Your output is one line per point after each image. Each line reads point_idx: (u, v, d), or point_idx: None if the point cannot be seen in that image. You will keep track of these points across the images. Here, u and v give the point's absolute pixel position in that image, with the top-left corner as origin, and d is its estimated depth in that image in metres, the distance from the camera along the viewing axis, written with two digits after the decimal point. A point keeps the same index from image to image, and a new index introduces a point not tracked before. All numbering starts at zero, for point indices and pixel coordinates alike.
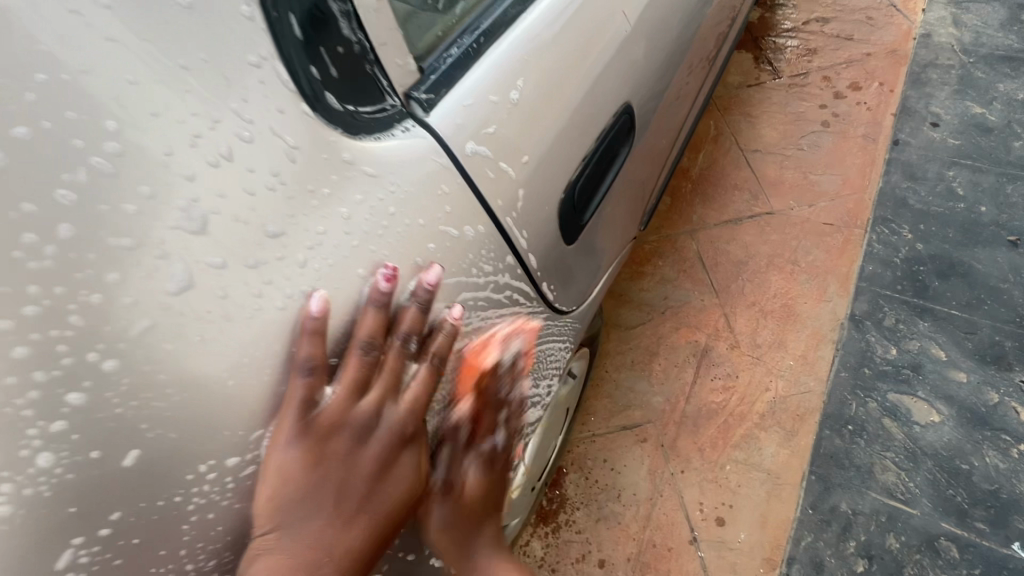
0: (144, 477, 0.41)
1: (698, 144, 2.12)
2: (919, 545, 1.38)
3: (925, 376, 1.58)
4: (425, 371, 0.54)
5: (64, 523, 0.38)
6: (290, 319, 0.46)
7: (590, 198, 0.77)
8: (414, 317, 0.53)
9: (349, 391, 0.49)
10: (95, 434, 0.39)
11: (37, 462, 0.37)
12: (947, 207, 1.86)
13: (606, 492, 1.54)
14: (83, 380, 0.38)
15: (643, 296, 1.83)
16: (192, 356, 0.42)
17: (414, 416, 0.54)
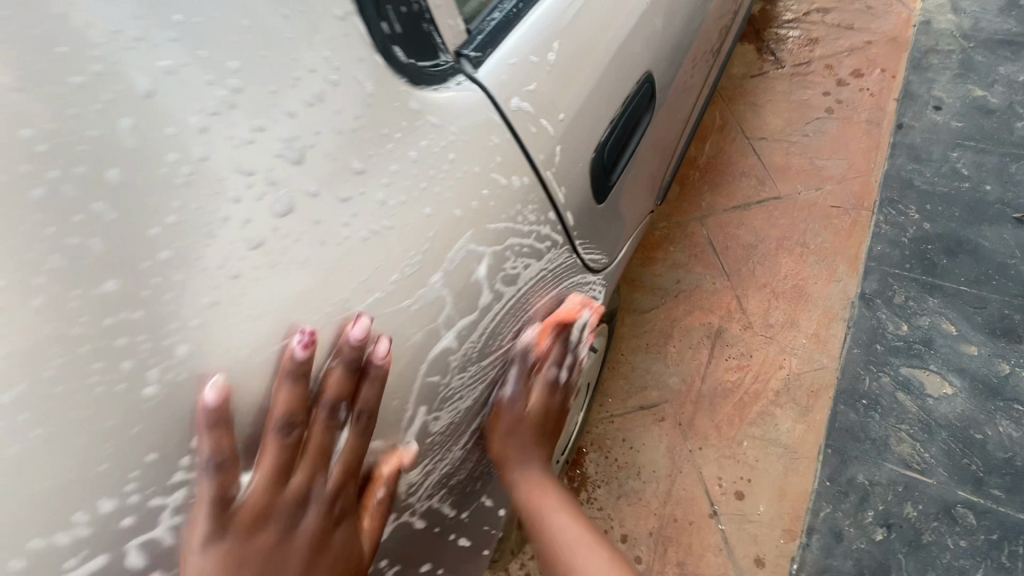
0: (255, 375, 0.46)
1: (705, 134, 2.16)
2: (937, 513, 1.40)
3: (936, 350, 1.61)
4: (353, 436, 0.53)
5: (194, 408, 0.43)
6: (193, 404, 0.43)
7: (615, 161, 0.79)
8: (337, 383, 0.50)
9: (268, 477, 0.48)
10: (222, 331, 0.44)
11: (177, 351, 0.42)
12: (953, 187, 1.90)
13: (626, 470, 1.58)
14: (210, 284, 0.43)
15: (656, 281, 1.87)
16: (292, 273, 0.46)
17: (344, 483, 0.54)
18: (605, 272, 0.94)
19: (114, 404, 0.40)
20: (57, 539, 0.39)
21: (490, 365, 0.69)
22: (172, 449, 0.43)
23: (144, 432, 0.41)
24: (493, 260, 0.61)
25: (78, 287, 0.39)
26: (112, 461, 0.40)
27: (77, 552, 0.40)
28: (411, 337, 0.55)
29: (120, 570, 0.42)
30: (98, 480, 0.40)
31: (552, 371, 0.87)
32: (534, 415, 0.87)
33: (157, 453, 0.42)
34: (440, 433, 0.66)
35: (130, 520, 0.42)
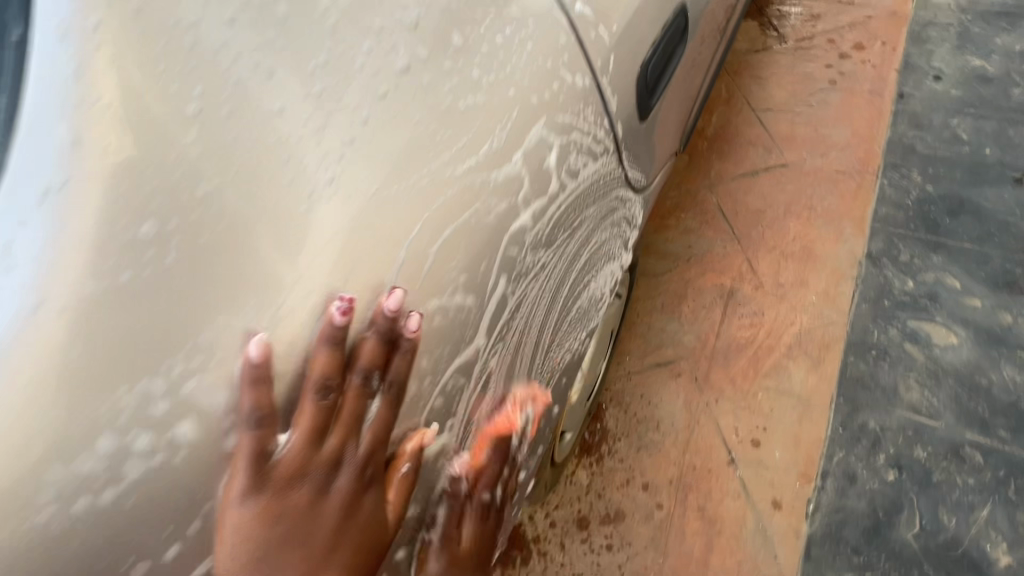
0: (382, 211, 0.49)
1: (712, 106, 2.20)
2: (946, 453, 1.46)
3: (942, 304, 1.67)
4: (387, 407, 0.52)
5: (340, 227, 0.48)
6: (234, 356, 0.44)
7: (659, 79, 0.80)
8: (371, 350, 0.50)
9: (303, 441, 0.48)
10: (361, 161, 0.49)
11: (327, 172, 0.48)
12: (954, 151, 1.96)
13: (645, 424, 1.62)
14: (351, 119, 0.49)
15: (668, 246, 1.91)
16: (410, 125, 0.51)
17: (378, 456, 0.53)
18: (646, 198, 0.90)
19: (281, 208, 0.46)
20: (234, 323, 0.44)
21: (560, 261, 0.67)
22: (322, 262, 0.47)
23: (301, 241, 0.46)
24: (559, 153, 0.61)
25: (251, 110, 0.46)
26: (278, 261, 0.46)
27: (248, 341, 0.44)
28: (494, 209, 0.56)
29: (280, 371, 0.46)
30: (263, 276, 0.45)
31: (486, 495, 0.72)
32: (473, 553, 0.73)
33: (310, 264, 0.47)
34: (519, 328, 0.65)
35: (290, 321, 0.46)
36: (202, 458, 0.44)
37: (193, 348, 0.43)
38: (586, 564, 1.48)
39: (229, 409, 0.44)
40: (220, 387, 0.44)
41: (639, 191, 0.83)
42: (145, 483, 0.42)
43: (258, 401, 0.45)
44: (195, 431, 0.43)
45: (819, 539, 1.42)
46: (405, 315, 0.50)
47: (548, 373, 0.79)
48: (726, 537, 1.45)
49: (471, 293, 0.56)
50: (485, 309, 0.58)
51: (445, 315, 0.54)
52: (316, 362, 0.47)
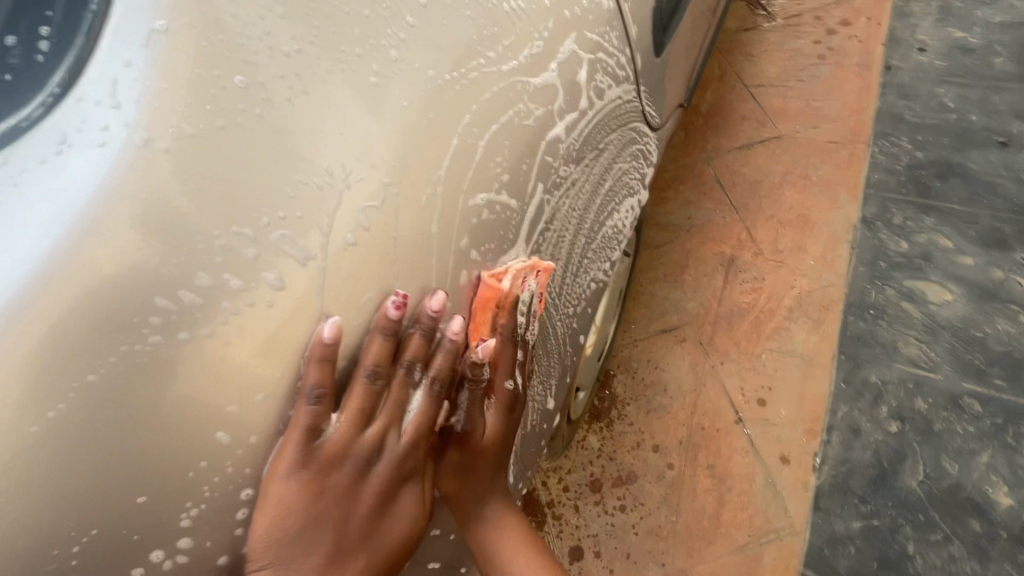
0: (439, 96, 0.52)
1: (705, 83, 2.23)
2: (945, 403, 1.51)
3: (935, 263, 1.72)
4: (425, 401, 0.61)
5: (401, 106, 0.51)
6: (302, 345, 0.50)
7: (671, 17, 0.83)
8: (417, 346, 0.58)
9: (351, 419, 0.55)
10: (418, 47, 0.52)
11: (391, 52, 0.51)
12: (941, 119, 2.02)
13: (653, 388, 1.65)
14: (411, 8, 0.53)
15: (669, 219, 1.94)
16: (460, 20, 0.54)
17: (413, 444, 0.61)
18: (660, 131, 0.93)
19: (350, 79, 0.50)
20: (313, 181, 0.48)
21: (589, 180, 0.70)
22: (383, 138, 0.50)
23: (368, 114, 0.50)
24: (591, 67, 0.63)
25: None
26: (349, 129, 0.49)
27: (327, 200, 0.49)
28: (531, 115, 0.58)
29: (354, 234, 0.50)
30: (337, 141, 0.49)
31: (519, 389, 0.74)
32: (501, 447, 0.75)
33: (375, 137, 0.50)
34: (552, 242, 0.68)
35: (362, 185, 0.50)
36: (283, 311, 0.49)
37: (278, 199, 0.47)
38: (600, 525, 1.50)
39: (309, 263, 0.49)
40: (299, 239, 0.48)
41: (656, 129, 0.87)
42: (238, 323, 0.47)
43: (336, 259, 0.49)
44: (280, 278, 0.48)
45: (827, 491, 1.45)
46: (462, 200, 0.55)
47: (575, 301, 0.82)
48: (737, 492, 1.48)
49: (512, 195, 0.59)
50: (522, 215, 0.61)
51: (492, 213, 0.57)
52: (386, 231, 0.51)
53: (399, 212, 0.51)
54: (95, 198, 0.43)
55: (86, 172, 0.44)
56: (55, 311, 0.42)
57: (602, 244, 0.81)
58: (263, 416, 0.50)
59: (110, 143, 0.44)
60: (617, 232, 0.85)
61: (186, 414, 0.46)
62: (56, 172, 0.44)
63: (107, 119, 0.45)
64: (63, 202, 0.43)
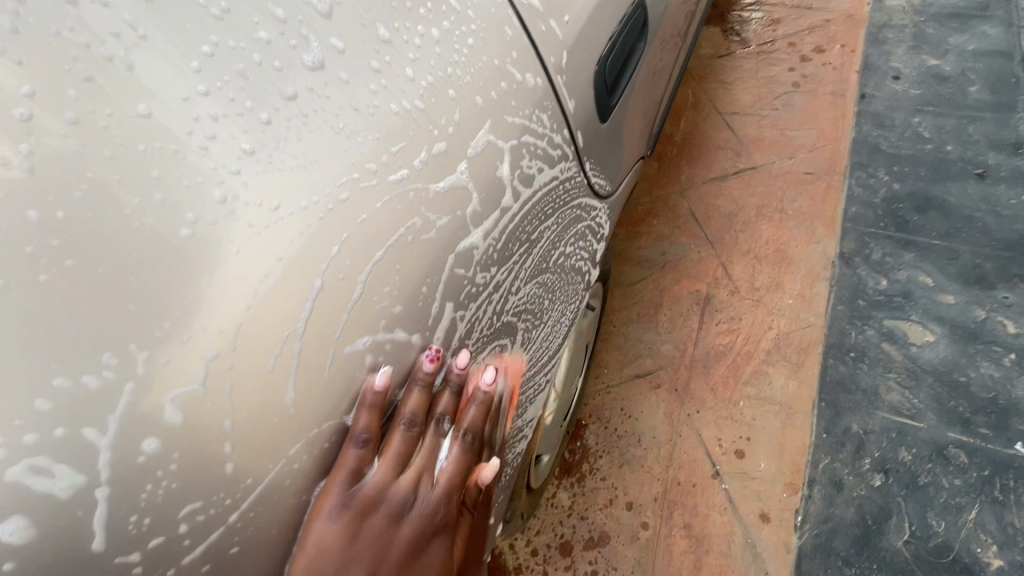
0: (292, 238, 0.41)
1: (679, 112, 2.17)
2: (930, 454, 1.44)
3: (916, 301, 1.66)
4: (456, 451, 0.57)
5: (231, 258, 0.39)
6: (347, 410, 0.47)
7: (618, 78, 0.74)
8: (449, 401, 0.56)
9: (392, 466, 0.51)
10: (257, 172, 0.40)
11: (212, 193, 0.38)
12: (918, 149, 1.98)
13: (626, 439, 1.56)
14: (250, 128, 0.40)
15: (642, 254, 1.87)
16: (324, 130, 0.42)
17: (446, 496, 0.55)
18: (614, 197, 0.83)
19: (147, 240, 0.36)
20: (85, 384, 0.34)
21: (519, 277, 0.61)
22: (197, 310, 0.38)
23: (173, 284, 0.37)
24: (510, 160, 0.54)
25: (112, 121, 0.36)
26: (140, 306, 0.36)
27: (110, 402, 0.35)
28: (429, 232, 0.48)
29: (155, 438, 0.37)
30: (130, 322, 0.35)
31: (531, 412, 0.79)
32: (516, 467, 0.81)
33: (184, 310, 0.37)
34: (474, 354, 0.59)
35: (170, 368, 0.37)
36: (37, 574, 0.34)
37: (22, 422, 0.33)
38: None
39: (78, 495, 0.35)
40: (62, 467, 0.34)
41: (605, 198, 0.78)
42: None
43: (129, 478, 0.36)
44: (33, 528, 0.34)
45: (809, 553, 1.36)
46: (330, 352, 0.44)
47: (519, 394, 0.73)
48: (714, 555, 1.39)
49: (406, 327, 0.49)
50: (425, 338, 0.51)
51: (379, 355, 0.48)
52: (213, 421, 0.39)
53: (235, 392, 0.40)
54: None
55: None
56: None
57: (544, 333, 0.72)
58: None
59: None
60: (560, 318, 0.76)
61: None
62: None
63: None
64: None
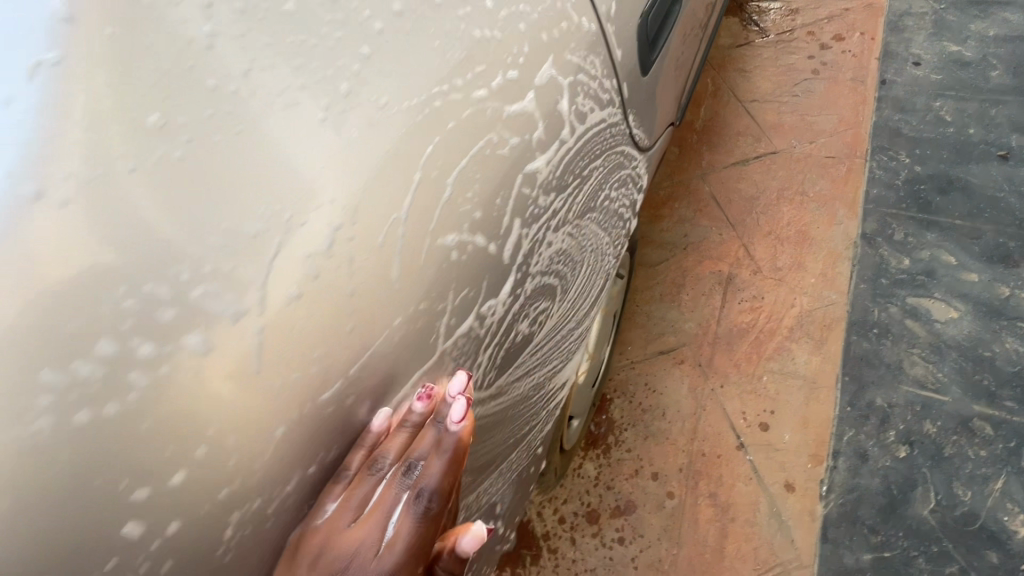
0: (401, 134, 0.44)
1: (699, 99, 2.20)
2: (956, 427, 1.45)
3: (939, 280, 1.68)
4: (411, 520, 0.48)
5: (358, 139, 0.43)
6: (412, 311, 0.45)
7: (656, 37, 0.79)
8: (421, 448, 0.49)
9: (347, 513, 0.46)
10: (378, 70, 0.44)
11: (341, 84, 0.43)
12: (940, 133, 1.99)
13: (651, 413, 1.59)
14: (367, 36, 0.45)
15: (664, 237, 1.89)
16: (423, 46, 0.47)
17: (391, 571, 0.46)
18: (650, 152, 0.86)
19: (292, 117, 0.41)
20: (249, 230, 0.39)
21: (572, 211, 0.62)
22: (332, 179, 0.42)
23: (313, 154, 0.41)
24: (571, 93, 0.58)
25: (269, 14, 0.42)
26: (289, 168, 0.41)
27: (262, 248, 0.39)
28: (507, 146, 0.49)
29: (299, 287, 0.41)
30: (279, 184, 0.40)
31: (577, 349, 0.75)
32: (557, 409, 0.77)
33: (321, 179, 0.41)
34: (536, 275, 0.57)
35: (306, 229, 0.40)
36: (210, 385, 0.38)
37: (204, 252, 0.38)
38: (598, 559, 1.43)
39: (238, 324, 0.39)
40: (227, 294, 0.38)
41: (644, 151, 0.82)
42: (143, 410, 0.36)
43: (278, 320, 0.40)
44: (207, 343, 0.38)
45: (835, 521, 1.38)
46: (426, 244, 0.44)
47: (576, 328, 0.72)
48: (740, 523, 1.41)
49: (486, 235, 0.49)
50: (500, 249, 0.50)
51: (463, 255, 0.48)
52: (337, 285, 0.42)
53: (356, 261, 0.43)
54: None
55: None
56: None
57: (594, 265, 0.71)
58: (178, 501, 0.38)
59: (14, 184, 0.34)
60: (607, 260, 0.76)
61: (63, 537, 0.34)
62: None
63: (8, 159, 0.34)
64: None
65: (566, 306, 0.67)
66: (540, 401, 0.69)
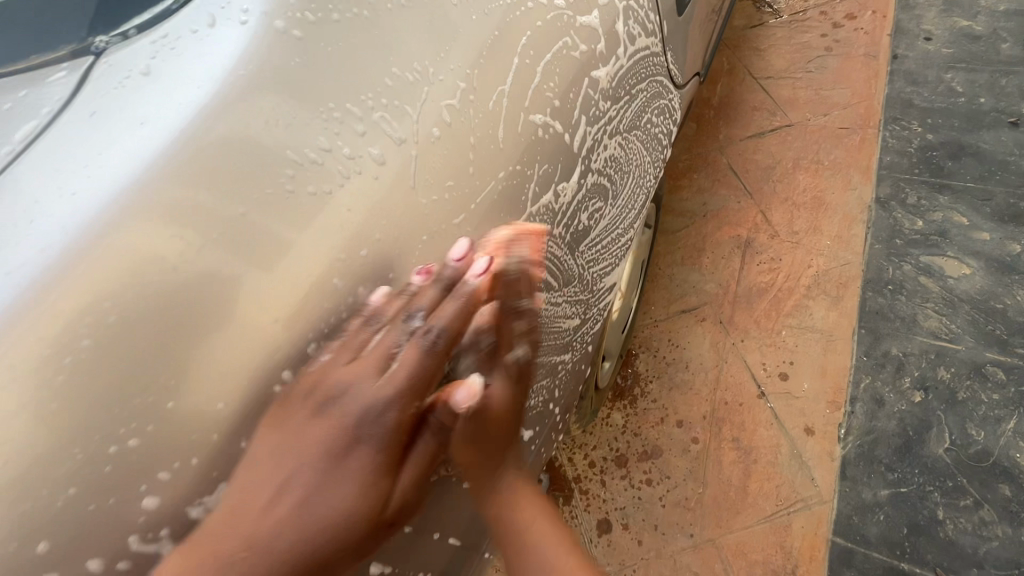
0: (507, 24, 0.53)
1: (715, 77, 2.25)
2: (968, 372, 1.54)
3: (952, 239, 1.75)
4: (416, 356, 0.45)
5: (480, 24, 0.51)
6: (514, 167, 0.53)
7: None
8: (432, 297, 0.46)
9: (338, 354, 0.44)
10: None
11: None
12: (951, 103, 2.06)
13: (675, 365, 1.66)
14: None
15: (684, 205, 1.94)
16: None
17: (388, 405, 0.45)
18: (683, 90, 0.96)
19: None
20: (406, 76, 0.46)
21: (623, 123, 0.71)
22: (463, 49, 0.49)
23: (450, 28, 0.49)
24: (624, 15, 0.67)
25: None
26: (433, 35, 0.48)
27: (415, 90, 0.46)
28: (578, 50, 0.60)
29: (439, 129, 0.47)
30: (426, 43, 0.48)
31: (622, 258, 0.84)
32: (604, 315, 0.86)
33: (456, 48, 0.49)
34: (595, 171, 0.67)
35: (444, 83, 0.48)
36: (384, 194, 0.45)
37: (378, 85, 0.45)
38: (627, 498, 1.51)
39: (400, 148, 0.45)
40: (394, 121, 0.45)
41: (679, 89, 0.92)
42: (341, 198, 0.43)
43: (425, 153, 0.46)
44: (383, 156, 0.45)
45: (853, 460, 1.47)
46: (521, 115, 0.53)
47: (623, 235, 0.81)
48: (762, 464, 1.49)
49: (561, 123, 0.58)
50: (571, 139, 0.60)
51: (546, 133, 0.56)
52: (464, 134, 0.49)
53: (478, 120, 0.49)
54: (223, 83, 0.42)
55: (231, 45, 0.43)
56: (199, 167, 0.40)
57: (639, 179, 0.80)
58: (348, 291, 0.44)
59: (251, 21, 0.44)
60: (650, 179, 0.84)
61: (279, 311, 0.42)
62: (202, 47, 0.43)
63: (245, 9, 0.44)
64: (190, 89, 0.41)
65: (618, 212, 0.77)
66: (592, 297, 0.78)
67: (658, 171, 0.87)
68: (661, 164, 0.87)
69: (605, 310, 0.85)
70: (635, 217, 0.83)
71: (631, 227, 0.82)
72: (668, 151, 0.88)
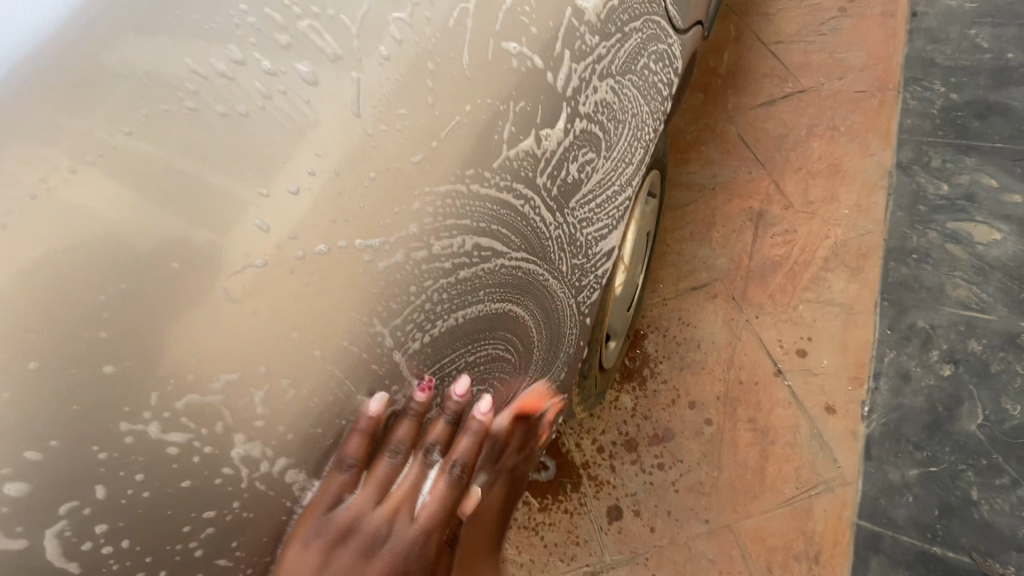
0: None
1: (722, 45, 2.06)
2: (1002, 343, 1.46)
3: (981, 203, 1.65)
4: (443, 485, 0.55)
5: None
6: (485, 106, 0.48)
7: None
8: (442, 431, 0.56)
9: (371, 494, 0.51)
10: None
11: None
12: (976, 59, 1.93)
13: (686, 345, 1.57)
14: None
15: (691, 177, 1.82)
16: None
17: (425, 535, 0.53)
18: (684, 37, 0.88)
19: None
20: None
21: (615, 64, 0.64)
22: None
23: None
24: None
25: None
26: None
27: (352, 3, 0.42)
28: None
29: (388, 49, 0.42)
30: None
31: (621, 225, 0.77)
32: (603, 285, 0.79)
33: None
34: (584, 117, 0.59)
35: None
36: (312, 118, 0.40)
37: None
38: (638, 484, 1.44)
39: (335, 65, 0.41)
40: (328, 34, 0.41)
41: (680, 34, 0.83)
42: (255, 122, 0.39)
43: (368, 74, 0.42)
44: (313, 73, 0.40)
45: (878, 439, 1.40)
46: (490, 44, 0.47)
47: (620, 194, 0.73)
48: (780, 445, 1.42)
49: (540, 57, 0.51)
50: (554, 77, 0.53)
51: (522, 67, 0.50)
52: (420, 62, 0.44)
53: (437, 48, 0.44)
54: None
55: None
56: (72, 78, 0.36)
57: (637, 132, 0.73)
58: (271, 235, 0.40)
59: None
60: (649, 133, 0.77)
61: (183, 256, 0.38)
62: None
63: None
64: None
65: (614, 168, 0.69)
66: (587, 262, 0.71)
67: (658, 123, 0.79)
68: (661, 118, 0.79)
69: (605, 277, 0.78)
70: (633, 174, 0.76)
71: (629, 183, 0.75)
72: (669, 104, 0.81)
